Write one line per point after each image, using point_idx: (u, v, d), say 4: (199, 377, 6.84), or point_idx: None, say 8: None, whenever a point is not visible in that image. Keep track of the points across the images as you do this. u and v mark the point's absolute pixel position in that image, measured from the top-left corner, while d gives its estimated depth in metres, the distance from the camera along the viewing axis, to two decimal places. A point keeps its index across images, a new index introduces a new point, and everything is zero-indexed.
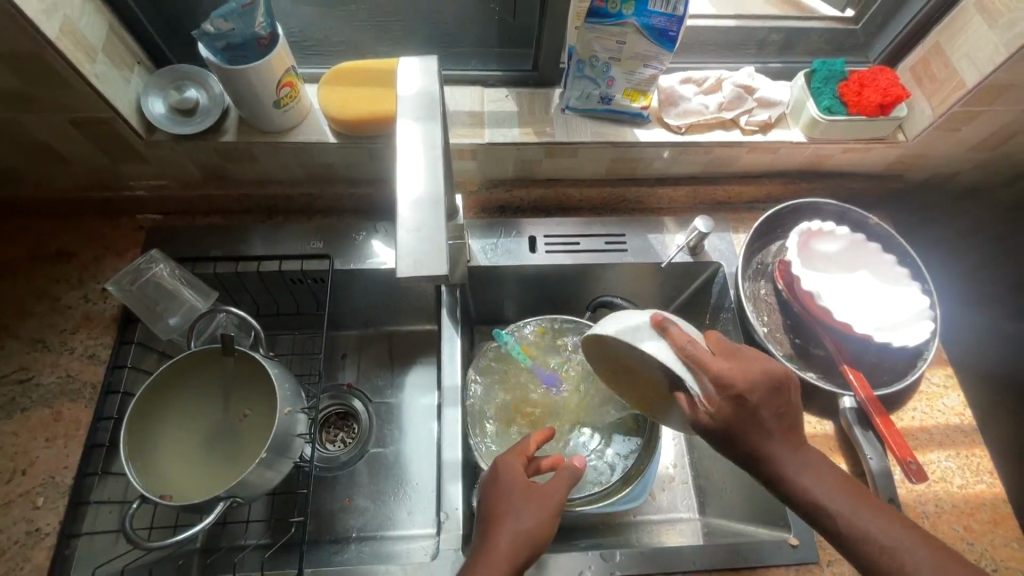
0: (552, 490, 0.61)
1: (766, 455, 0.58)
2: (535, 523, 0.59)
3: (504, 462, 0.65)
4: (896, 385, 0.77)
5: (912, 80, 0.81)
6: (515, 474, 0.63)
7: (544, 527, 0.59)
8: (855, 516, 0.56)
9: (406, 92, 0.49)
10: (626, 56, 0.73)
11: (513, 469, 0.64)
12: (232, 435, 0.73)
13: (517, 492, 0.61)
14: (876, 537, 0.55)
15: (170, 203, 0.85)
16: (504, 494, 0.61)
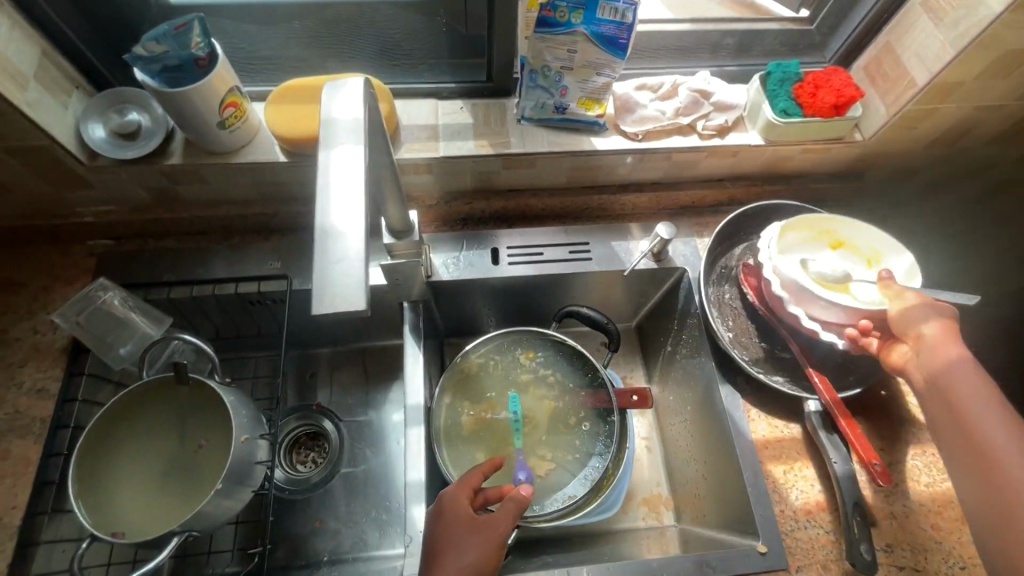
0: (496, 521, 0.61)
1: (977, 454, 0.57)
2: (479, 556, 0.58)
3: (450, 493, 0.65)
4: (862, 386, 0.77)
5: (865, 79, 0.81)
6: (461, 506, 0.63)
7: (487, 561, 0.58)
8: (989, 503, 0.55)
9: (330, 118, 0.47)
10: (578, 65, 0.72)
11: (459, 501, 0.64)
12: (188, 466, 0.70)
13: (463, 525, 0.61)
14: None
15: (121, 227, 0.83)
16: (448, 530, 0.61)
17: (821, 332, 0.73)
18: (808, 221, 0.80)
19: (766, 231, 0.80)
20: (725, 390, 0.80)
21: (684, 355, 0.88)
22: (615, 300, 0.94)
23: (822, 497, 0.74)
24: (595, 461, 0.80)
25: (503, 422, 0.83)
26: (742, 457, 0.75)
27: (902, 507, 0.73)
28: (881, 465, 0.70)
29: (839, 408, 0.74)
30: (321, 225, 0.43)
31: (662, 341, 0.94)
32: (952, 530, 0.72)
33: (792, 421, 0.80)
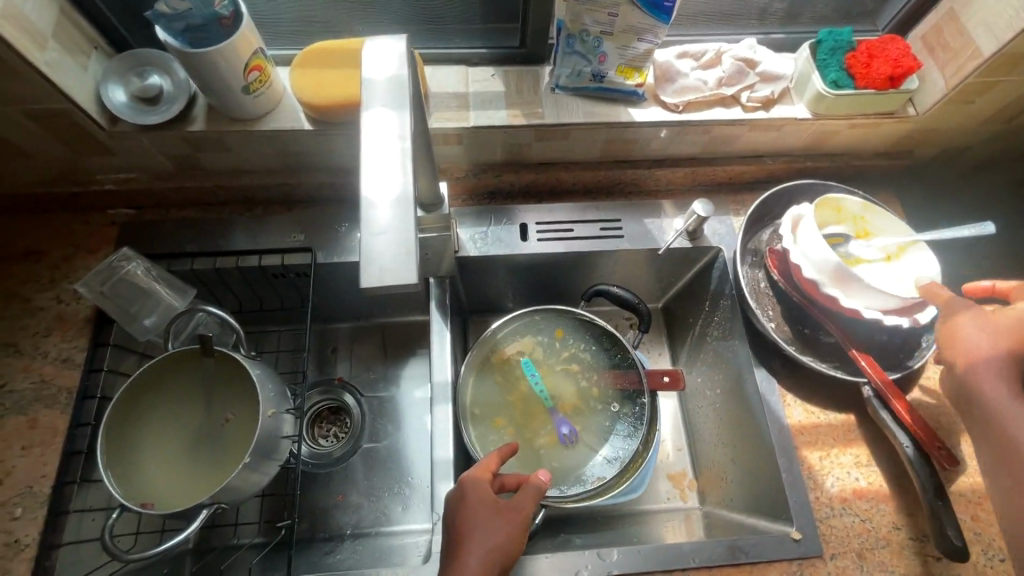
0: (519, 504, 0.61)
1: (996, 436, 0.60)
2: (503, 539, 0.58)
3: (470, 478, 0.63)
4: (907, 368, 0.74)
5: (924, 50, 0.76)
6: (483, 490, 0.62)
7: (512, 542, 0.58)
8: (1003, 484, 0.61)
9: (370, 78, 0.44)
10: (619, 30, 0.68)
11: (481, 485, 0.62)
12: (214, 439, 0.70)
13: (488, 508, 0.60)
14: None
15: (141, 196, 0.81)
16: (472, 512, 0.59)
17: (863, 311, 0.71)
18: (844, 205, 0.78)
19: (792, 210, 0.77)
20: (760, 373, 0.78)
21: (715, 337, 0.85)
22: (645, 279, 0.92)
23: (858, 485, 0.72)
24: (623, 444, 0.79)
25: (531, 402, 0.82)
26: (776, 442, 0.73)
27: None
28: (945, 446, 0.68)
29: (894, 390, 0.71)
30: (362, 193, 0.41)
31: (690, 322, 0.91)
32: (992, 522, 0.70)
33: (828, 406, 0.77)
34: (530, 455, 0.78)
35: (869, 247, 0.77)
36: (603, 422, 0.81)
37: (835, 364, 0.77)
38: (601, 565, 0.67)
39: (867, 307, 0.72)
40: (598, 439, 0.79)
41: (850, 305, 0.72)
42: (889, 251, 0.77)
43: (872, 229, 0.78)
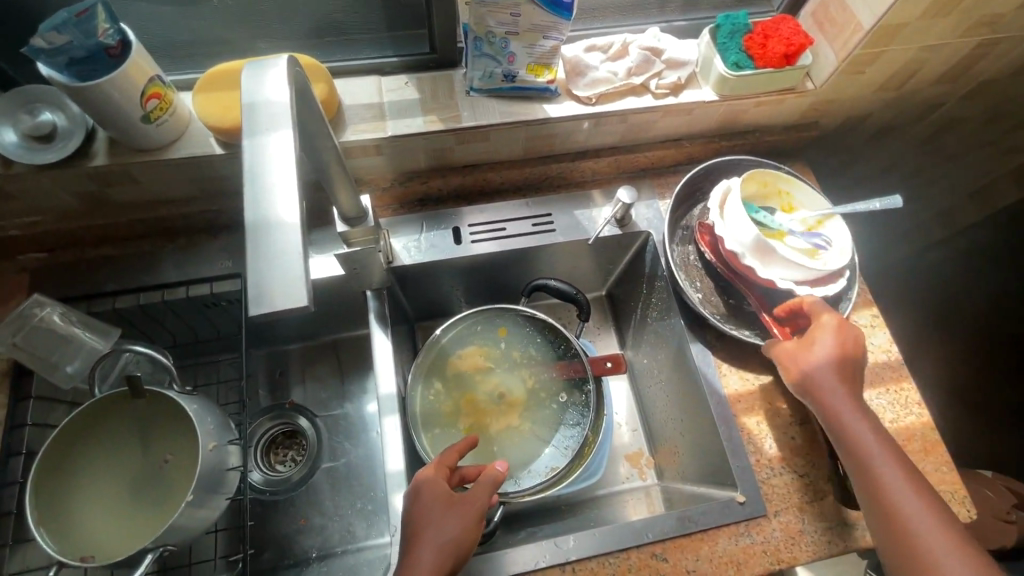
0: (472, 497, 0.61)
1: (840, 422, 0.65)
2: (452, 533, 0.58)
3: (424, 477, 0.63)
4: None
5: (814, 27, 0.80)
6: (437, 486, 0.62)
7: (466, 534, 0.59)
8: (892, 484, 0.61)
9: (261, 101, 0.43)
10: (523, 29, 0.69)
11: (436, 481, 0.62)
12: (156, 481, 0.68)
13: (440, 502, 0.60)
14: (924, 536, 0.57)
15: (51, 238, 0.78)
16: (425, 509, 0.60)
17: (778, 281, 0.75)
18: (772, 176, 0.81)
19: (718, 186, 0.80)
20: (697, 348, 0.81)
21: (655, 318, 0.88)
22: (583, 269, 0.94)
23: (794, 443, 0.76)
24: (574, 433, 0.80)
25: (482, 406, 0.82)
26: (716, 412, 0.77)
27: None
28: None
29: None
30: (253, 218, 0.40)
31: (632, 307, 0.94)
32: (916, 461, 0.75)
33: (762, 372, 0.81)
34: (484, 455, 0.79)
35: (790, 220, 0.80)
36: (554, 416, 0.82)
37: (765, 332, 0.81)
38: (560, 552, 0.68)
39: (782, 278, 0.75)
40: (550, 433, 0.81)
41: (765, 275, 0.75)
42: (809, 224, 0.80)
43: (798, 202, 0.82)
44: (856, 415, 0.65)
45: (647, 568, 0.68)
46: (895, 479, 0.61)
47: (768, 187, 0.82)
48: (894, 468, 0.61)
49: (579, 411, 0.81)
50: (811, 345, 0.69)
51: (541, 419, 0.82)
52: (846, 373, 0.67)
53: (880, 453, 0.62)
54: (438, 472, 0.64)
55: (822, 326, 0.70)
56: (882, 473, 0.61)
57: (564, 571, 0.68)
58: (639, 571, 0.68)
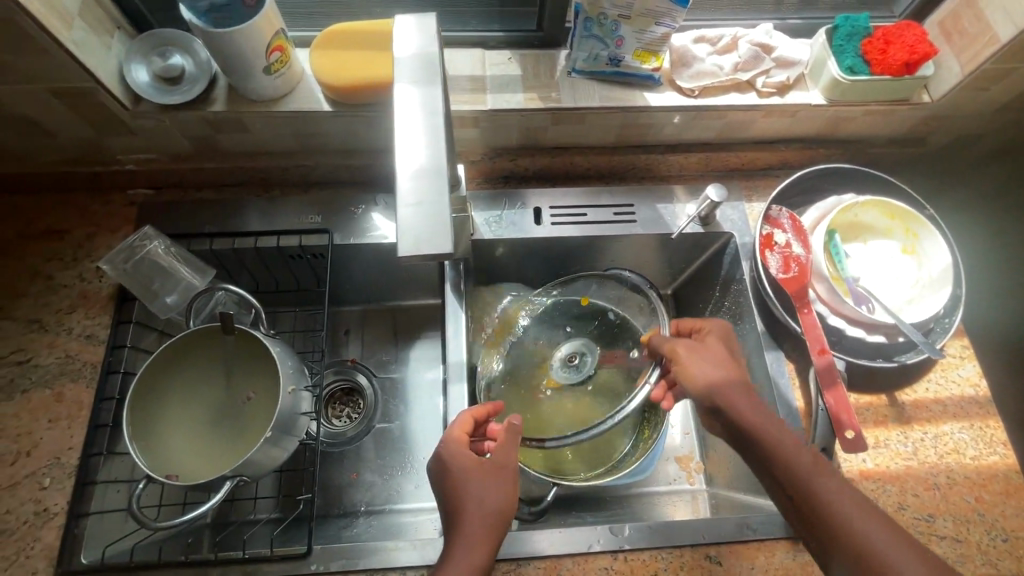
0: (501, 460, 0.63)
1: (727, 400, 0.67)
2: (495, 497, 0.61)
3: (449, 451, 0.64)
4: (907, 359, 0.75)
5: (940, 36, 0.76)
6: (464, 459, 0.63)
7: (506, 499, 0.61)
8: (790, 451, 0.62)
9: (400, 52, 0.46)
10: (637, 13, 0.68)
11: (460, 453, 0.63)
12: (238, 416, 0.72)
13: (475, 473, 0.62)
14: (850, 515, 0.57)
15: (161, 176, 0.82)
16: (461, 483, 0.61)
17: (832, 301, 0.76)
18: (898, 211, 0.79)
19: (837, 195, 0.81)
20: (773, 355, 0.79)
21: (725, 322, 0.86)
22: (657, 264, 0.93)
23: (865, 466, 0.73)
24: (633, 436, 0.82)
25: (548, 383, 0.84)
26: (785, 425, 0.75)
27: (946, 480, 0.73)
28: (853, 431, 0.71)
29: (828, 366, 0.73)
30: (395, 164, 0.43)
31: (699, 309, 0.93)
32: (995, 503, 0.71)
33: None
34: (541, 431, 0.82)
35: (896, 266, 0.79)
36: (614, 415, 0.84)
37: (845, 348, 0.77)
38: (612, 540, 0.68)
39: (839, 300, 0.75)
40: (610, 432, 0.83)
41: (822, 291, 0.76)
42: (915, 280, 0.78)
43: (920, 247, 0.79)
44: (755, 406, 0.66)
45: (699, 569, 0.67)
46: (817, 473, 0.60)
47: (894, 221, 0.80)
48: (794, 439, 0.63)
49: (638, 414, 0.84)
50: (700, 348, 0.72)
51: None
52: (726, 355, 0.72)
53: (772, 428, 0.64)
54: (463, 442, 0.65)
55: (705, 332, 0.76)
56: (781, 441, 0.63)
57: (615, 558, 0.68)
58: (691, 570, 0.67)
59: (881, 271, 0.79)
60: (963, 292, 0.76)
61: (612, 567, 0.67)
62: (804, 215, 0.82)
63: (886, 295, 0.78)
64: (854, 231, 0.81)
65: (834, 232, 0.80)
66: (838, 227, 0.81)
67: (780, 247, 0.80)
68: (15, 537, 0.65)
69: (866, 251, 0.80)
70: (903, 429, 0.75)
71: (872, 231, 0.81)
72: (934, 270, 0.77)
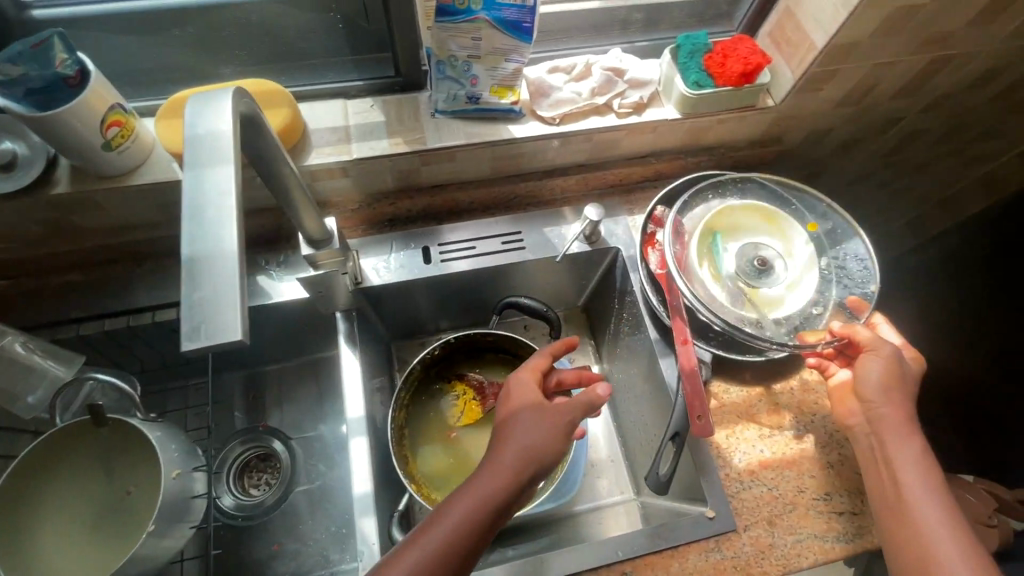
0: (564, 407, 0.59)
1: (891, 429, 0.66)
2: (535, 440, 0.55)
3: (518, 379, 0.63)
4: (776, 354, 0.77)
5: (771, 45, 0.82)
6: (528, 389, 0.61)
7: (549, 445, 0.56)
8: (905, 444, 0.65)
9: (192, 132, 0.40)
10: (485, 53, 0.70)
11: (527, 380, 0.63)
12: (117, 513, 0.67)
13: (527, 408, 0.58)
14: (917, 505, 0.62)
15: (16, 266, 0.77)
16: (514, 411, 0.59)
17: (706, 295, 0.76)
18: (774, 215, 0.81)
19: (721, 197, 0.84)
20: (668, 362, 0.81)
21: (626, 333, 0.89)
22: (556, 286, 0.95)
23: (764, 456, 0.76)
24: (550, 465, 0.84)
25: (476, 414, 0.86)
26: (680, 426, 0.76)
27: (839, 456, 0.76)
28: (703, 416, 0.69)
29: (688, 356, 0.73)
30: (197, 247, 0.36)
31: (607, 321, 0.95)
32: None
33: (732, 384, 0.81)
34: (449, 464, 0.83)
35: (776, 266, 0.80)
36: None
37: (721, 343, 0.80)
38: (529, 574, 0.67)
39: (710, 295, 0.76)
40: None
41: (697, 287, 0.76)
42: (788, 281, 0.79)
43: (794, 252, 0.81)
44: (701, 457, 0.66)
45: None
46: (882, 408, 0.67)
47: (771, 225, 0.82)
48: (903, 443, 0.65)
49: None
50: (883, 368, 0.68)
51: None
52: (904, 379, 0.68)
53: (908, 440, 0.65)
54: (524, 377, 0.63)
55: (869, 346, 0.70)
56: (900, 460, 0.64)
57: None
58: None
59: (761, 268, 0.78)
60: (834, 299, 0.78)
61: None
62: (693, 213, 0.82)
63: (762, 291, 0.78)
64: (738, 231, 0.82)
65: (715, 232, 0.81)
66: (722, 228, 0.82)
67: (659, 244, 0.82)
68: None
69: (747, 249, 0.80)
70: (795, 414, 0.79)
71: (753, 231, 0.82)
72: (804, 274, 0.79)
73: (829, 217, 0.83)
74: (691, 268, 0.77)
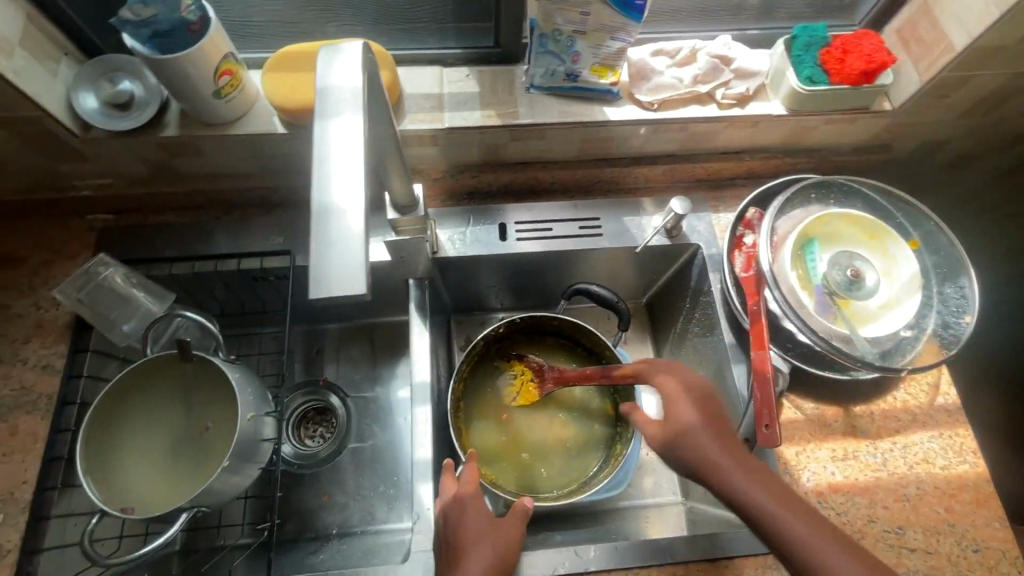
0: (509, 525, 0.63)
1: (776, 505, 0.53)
2: (493, 557, 0.60)
3: (464, 494, 0.64)
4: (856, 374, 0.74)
5: (898, 44, 0.76)
6: (479, 504, 0.63)
7: (504, 559, 0.60)
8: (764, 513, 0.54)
9: (328, 82, 0.43)
10: (592, 29, 0.68)
11: (472, 492, 0.64)
12: (194, 446, 0.70)
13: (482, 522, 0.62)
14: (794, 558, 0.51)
15: (119, 201, 0.81)
16: (469, 527, 0.61)
17: (793, 308, 0.72)
18: (876, 229, 0.77)
19: (822, 203, 0.79)
20: (739, 370, 0.77)
21: (696, 334, 0.86)
22: (627, 278, 0.92)
23: (834, 479, 0.72)
24: (601, 458, 0.83)
25: (532, 396, 0.85)
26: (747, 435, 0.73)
27: (916, 490, 0.72)
28: (772, 424, 0.65)
29: (764, 361, 0.69)
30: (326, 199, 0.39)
31: (673, 319, 0.92)
32: (965, 514, 0.71)
33: (806, 400, 0.77)
34: (500, 442, 0.83)
35: (874, 282, 0.75)
36: (587, 437, 0.84)
37: (802, 355, 0.76)
38: (578, 561, 0.67)
39: (798, 307, 0.72)
40: (580, 456, 0.83)
41: (783, 298, 0.72)
42: (884, 301, 0.74)
43: (894, 270, 0.76)
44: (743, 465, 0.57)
45: None
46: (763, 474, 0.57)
47: (871, 240, 0.77)
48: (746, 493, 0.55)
49: (608, 430, 0.85)
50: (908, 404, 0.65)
51: (574, 436, 0.84)
52: None
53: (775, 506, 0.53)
54: (458, 485, 0.65)
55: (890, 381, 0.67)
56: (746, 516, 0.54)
57: None
58: None
59: (858, 282, 0.74)
60: (932, 325, 0.72)
61: None
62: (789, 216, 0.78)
63: (855, 307, 0.74)
64: (835, 242, 0.77)
65: (810, 239, 0.76)
66: (818, 237, 0.77)
67: (746, 247, 0.78)
68: None
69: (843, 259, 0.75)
70: (872, 440, 0.75)
71: (851, 243, 0.77)
72: (902, 295, 0.74)
73: (934, 238, 0.77)
74: (781, 272, 0.74)
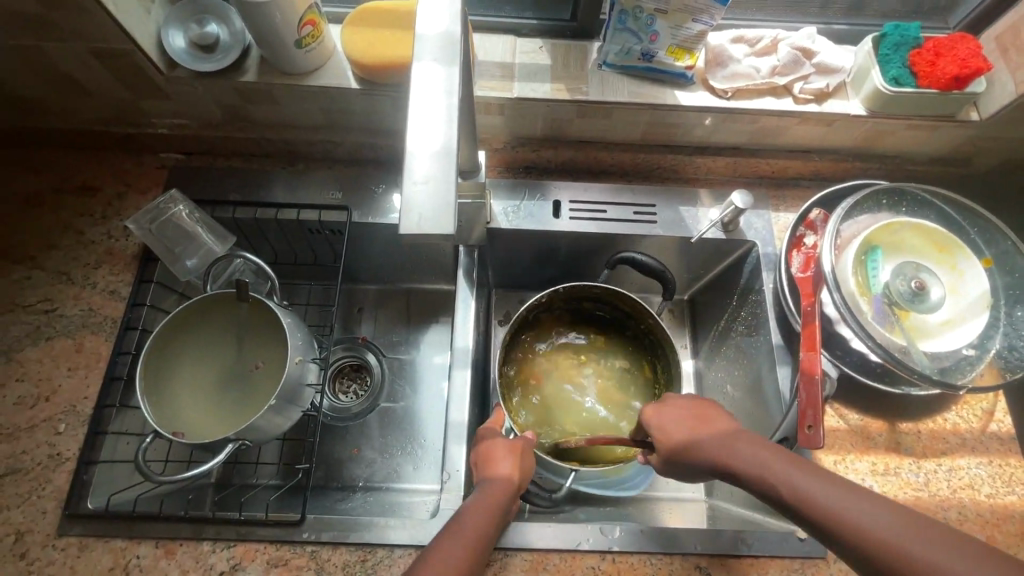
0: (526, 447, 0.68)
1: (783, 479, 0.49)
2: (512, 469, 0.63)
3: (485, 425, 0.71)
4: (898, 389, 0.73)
5: (995, 51, 0.72)
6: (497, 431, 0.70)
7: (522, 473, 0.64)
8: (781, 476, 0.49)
9: (424, 31, 0.47)
10: (674, 8, 0.66)
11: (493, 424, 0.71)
12: (242, 383, 0.73)
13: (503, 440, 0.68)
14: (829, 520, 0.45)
15: (191, 142, 0.84)
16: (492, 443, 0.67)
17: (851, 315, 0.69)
18: (946, 242, 0.74)
19: (891, 210, 0.76)
20: (783, 372, 0.76)
21: (740, 332, 0.85)
22: (674, 269, 0.91)
23: (871, 493, 0.70)
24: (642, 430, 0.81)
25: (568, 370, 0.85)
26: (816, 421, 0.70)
27: (957, 515, 0.69)
28: (813, 426, 0.64)
29: (812, 363, 0.67)
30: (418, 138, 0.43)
31: (716, 315, 0.90)
32: (1008, 545, 0.68)
33: (850, 410, 0.76)
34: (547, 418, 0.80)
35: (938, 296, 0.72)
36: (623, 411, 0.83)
37: (852, 364, 0.75)
38: (602, 539, 0.67)
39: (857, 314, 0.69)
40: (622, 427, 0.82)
41: (842, 304, 0.70)
42: (943, 317, 0.71)
43: (960, 287, 0.73)
44: (781, 458, 0.49)
45: None
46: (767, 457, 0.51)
47: (938, 254, 0.74)
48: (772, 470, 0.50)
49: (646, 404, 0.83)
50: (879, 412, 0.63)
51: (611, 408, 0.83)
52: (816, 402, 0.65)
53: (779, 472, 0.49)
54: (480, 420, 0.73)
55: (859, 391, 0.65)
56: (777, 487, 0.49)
57: (603, 558, 0.67)
58: None
59: (921, 294, 0.71)
60: (993, 347, 0.70)
61: (599, 567, 0.67)
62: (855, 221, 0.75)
63: (914, 321, 0.71)
64: (899, 251, 0.74)
65: (875, 245, 0.73)
66: (882, 244, 0.74)
67: (807, 247, 0.76)
68: (29, 475, 0.68)
69: (907, 270, 0.73)
70: (915, 459, 0.73)
71: (917, 255, 0.74)
72: (964, 313, 0.71)
73: (1009, 259, 0.73)
74: (841, 276, 0.71)
